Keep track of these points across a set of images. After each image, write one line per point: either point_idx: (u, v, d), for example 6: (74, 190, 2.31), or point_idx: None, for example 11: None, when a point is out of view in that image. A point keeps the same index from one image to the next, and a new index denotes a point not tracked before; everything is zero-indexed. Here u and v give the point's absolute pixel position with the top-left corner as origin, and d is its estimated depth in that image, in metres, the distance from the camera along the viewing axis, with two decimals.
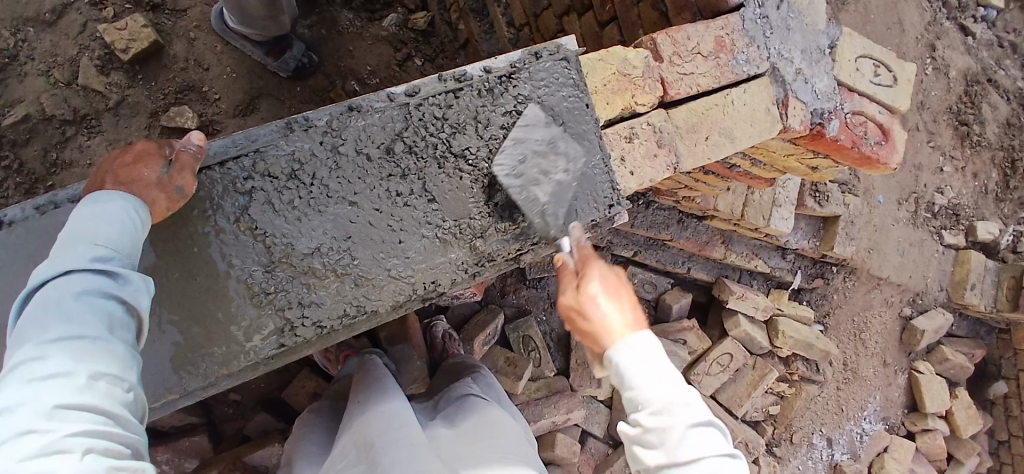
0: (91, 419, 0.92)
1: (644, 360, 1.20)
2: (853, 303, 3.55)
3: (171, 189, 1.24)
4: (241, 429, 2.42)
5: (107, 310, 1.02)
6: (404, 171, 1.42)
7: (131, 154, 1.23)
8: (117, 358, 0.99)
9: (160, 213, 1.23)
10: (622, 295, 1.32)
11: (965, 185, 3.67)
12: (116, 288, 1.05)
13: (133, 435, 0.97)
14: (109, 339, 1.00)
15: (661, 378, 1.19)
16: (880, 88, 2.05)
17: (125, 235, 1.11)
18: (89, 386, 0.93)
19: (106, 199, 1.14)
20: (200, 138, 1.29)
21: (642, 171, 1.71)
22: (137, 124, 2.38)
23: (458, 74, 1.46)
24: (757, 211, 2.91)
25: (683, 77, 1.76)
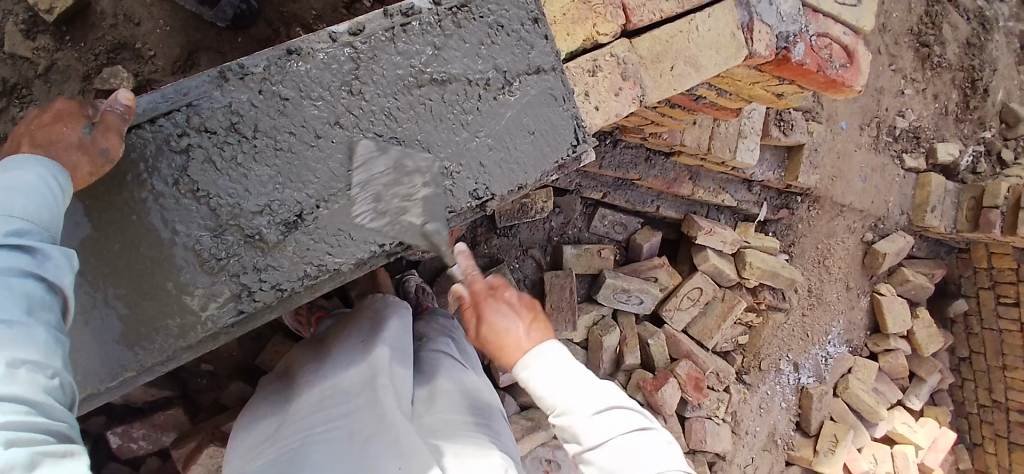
0: (15, 410, 0.86)
1: (552, 367, 1.46)
2: (817, 231, 3.58)
3: (94, 151, 1.13)
4: (218, 398, 2.33)
5: (26, 291, 0.95)
6: (355, 117, 1.32)
7: (51, 114, 1.16)
8: (39, 343, 0.93)
9: (84, 179, 1.14)
10: (534, 316, 1.56)
11: (926, 107, 3.70)
12: (36, 267, 0.98)
13: (58, 422, 0.92)
14: (30, 321, 0.93)
15: (574, 382, 1.45)
16: (845, 8, 2.00)
17: (42, 206, 1.03)
18: (10, 375, 0.87)
19: (20, 166, 1.05)
20: (126, 97, 1.16)
21: (608, 105, 1.64)
22: (69, 90, 2.21)
23: (404, 8, 1.34)
24: (723, 144, 2.88)
25: (645, 3, 1.66)
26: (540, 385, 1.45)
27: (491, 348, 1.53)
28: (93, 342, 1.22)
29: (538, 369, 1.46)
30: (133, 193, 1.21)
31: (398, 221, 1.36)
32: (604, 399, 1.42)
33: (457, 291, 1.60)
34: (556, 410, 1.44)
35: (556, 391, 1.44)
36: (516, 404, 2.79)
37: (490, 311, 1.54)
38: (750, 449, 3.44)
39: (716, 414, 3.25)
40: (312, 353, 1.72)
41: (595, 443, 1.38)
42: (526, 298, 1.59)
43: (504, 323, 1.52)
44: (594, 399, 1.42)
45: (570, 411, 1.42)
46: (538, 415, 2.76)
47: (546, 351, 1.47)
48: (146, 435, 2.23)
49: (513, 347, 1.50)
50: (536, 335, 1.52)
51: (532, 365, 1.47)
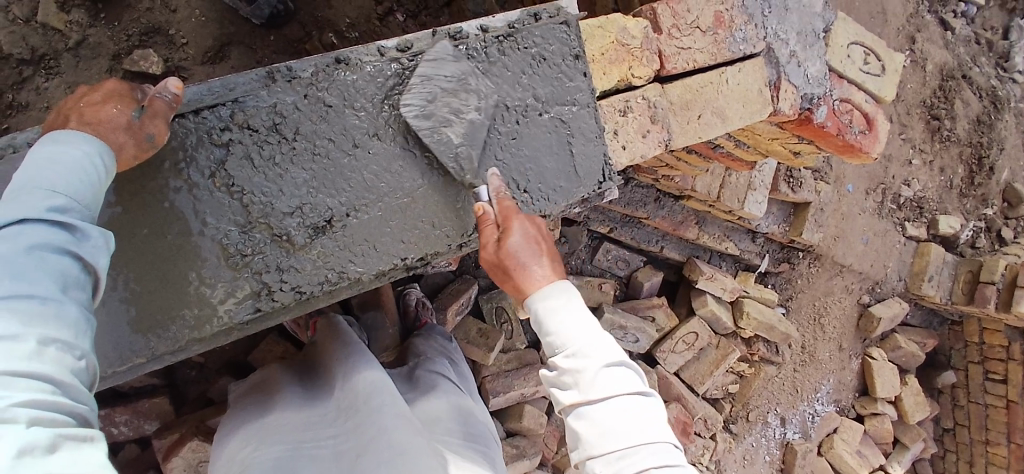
0: (40, 388, 0.85)
1: (571, 308, 1.25)
2: (814, 288, 3.62)
3: (140, 135, 1.14)
4: (205, 392, 2.31)
5: (62, 269, 0.96)
6: (392, 130, 1.35)
7: (100, 93, 1.13)
8: (69, 323, 0.93)
9: (127, 160, 1.14)
10: (549, 253, 1.33)
11: (932, 179, 3.77)
12: (73, 244, 0.98)
13: (79, 406, 0.90)
14: (62, 300, 0.94)
15: (586, 326, 1.24)
16: (869, 77, 2.07)
17: (84, 184, 1.03)
18: (39, 353, 0.87)
19: (66, 141, 1.05)
20: (176, 86, 1.18)
21: (634, 146, 1.68)
22: (98, 67, 2.23)
23: (453, 31, 1.39)
24: (733, 194, 2.93)
25: (680, 51, 1.71)
26: (547, 317, 1.25)
27: (506, 279, 1.30)
28: (106, 324, 1.20)
29: (553, 300, 1.26)
30: (165, 180, 1.22)
31: (423, 237, 1.38)
32: (612, 352, 1.22)
33: (480, 209, 1.35)
34: (558, 345, 1.24)
35: (569, 330, 1.24)
36: (503, 430, 2.78)
37: (511, 237, 1.30)
38: None
39: (699, 460, 3.24)
40: (297, 374, 1.73)
41: (594, 397, 1.17)
42: (540, 231, 1.34)
43: (521, 253, 1.28)
44: (603, 350, 1.21)
45: (580, 356, 1.21)
46: (523, 443, 2.76)
47: (560, 285, 1.27)
48: (129, 421, 2.19)
49: (528, 279, 1.28)
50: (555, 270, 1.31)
51: (544, 301, 1.26)
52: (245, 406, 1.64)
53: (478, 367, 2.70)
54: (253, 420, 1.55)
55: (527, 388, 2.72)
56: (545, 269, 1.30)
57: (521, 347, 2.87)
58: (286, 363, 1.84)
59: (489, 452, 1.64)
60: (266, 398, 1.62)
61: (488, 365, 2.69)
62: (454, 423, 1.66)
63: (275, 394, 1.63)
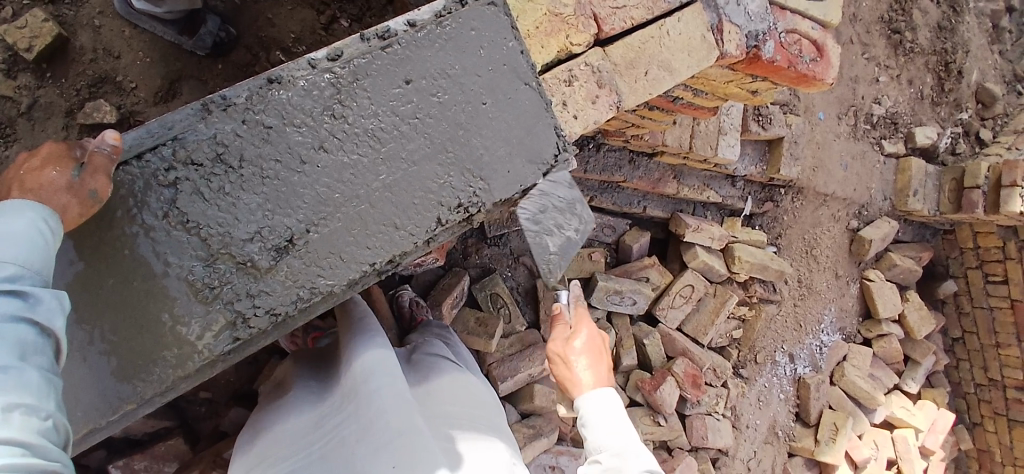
0: (10, 454, 0.88)
1: (616, 418, 1.65)
2: (803, 222, 3.63)
3: (83, 194, 1.15)
4: (218, 426, 2.34)
5: (19, 335, 0.97)
6: (337, 139, 1.34)
7: (38, 158, 1.15)
8: (33, 387, 0.96)
9: (75, 220, 1.15)
10: (602, 359, 1.79)
11: (901, 93, 3.76)
12: (27, 310, 1.00)
13: (52, 462, 0.94)
14: (22, 366, 0.95)
15: (628, 437, 1.62)
16: (813, 4, 2.07)
17: (34, 250, 1.04)
18: (5, 421, 0.89)
19: (10, 211, 1.05)
20: (114, 139, 1.17)
21: (585, 113, 1.68)
22: (53, 125, 2.23)
23: (380, 32, 1.37)
24: (705, 142, 2.94)
25: (616, 11, 1.70)
26: (594, 418, 1.65)
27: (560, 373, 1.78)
28: (88, 378, 1.23)
29: (599, 405, 1.67)
30: (124, 228, 1.23)
31: (387, 238, 1.39)
32: (648, 461, 1.58)
33: (559, 308, 1.90)
34: (601, 448, 1.61)
35: (613, 435, 1.62)
36: (518, 412, 2.82)
37: (575, 341, 1.79)
38: (753, 443, 3.48)
39: (716, 409, 3.28)
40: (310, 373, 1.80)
41: None
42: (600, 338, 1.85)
43: (580, 356, 1.76)
44: (640, 458, 1.57)
45: (620, 457, 1.57)
46: (539, 421, 2.80)
47: (611, 393, 1.69)
48: (148, 466, 2.21)
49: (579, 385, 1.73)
50: (601, 382, 1.73)
51: (593, 405, 1.67)
52: (262, 410, 1.73)
53: (483, 356, 2.74)
54: (271, 422, 1.64)
55: (534, 368, 2.77)
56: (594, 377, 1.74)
57: (522, 329, 2.90)
58: (298, 362, 1.92)
59: (496, 425, 1.70)
60: (279, 401, 1.71)
61: (492, 352, 2.73)
62: (458, 394, 1.71)
63: (289, 396, 1.71)
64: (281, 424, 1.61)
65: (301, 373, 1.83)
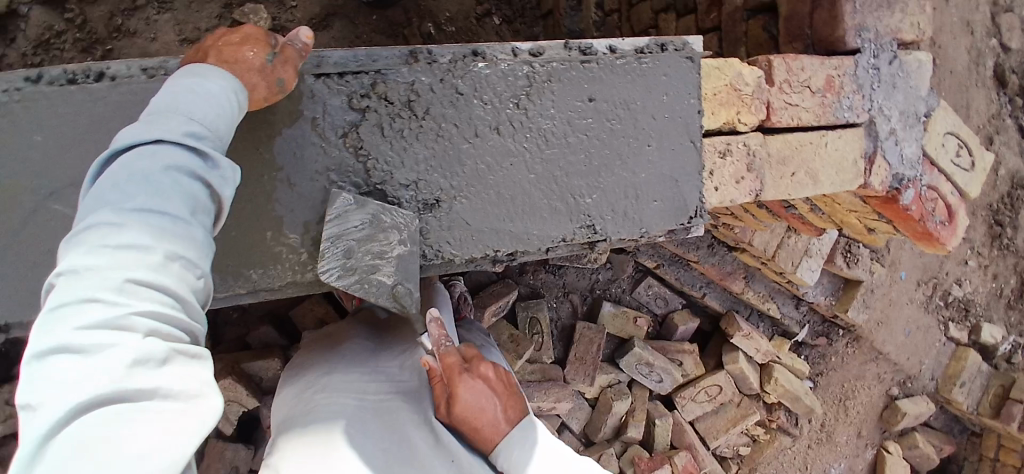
0: (159, 301, 0.91)
1: (542, 442, 1.54)
2: (846, 369, 3.57)
3: (271, 78, 1.18)
4: (244, 336, 2.39)
5: (193, 192, 1.00)
6: (514, 128, 1.39)
7: (238, 33, 1.17)
8: (195, 242, 0.98)
9: (258, 101, 1.19)
10: (509, 398, 1.57)
11: (983, 284, 3.69)
12: (203, 172, 1.03)
13: (192, 320, 0.97)
14: (189, 221, 0.98)
15: (559, 451, 1.53)
16: (959, 170, 2.06)
17: (220, 117, 1.08)
18: (164, 268, 0.92)
19: (206, 76, 1.10)
20: (307, 36, 1.22)
21: (726, 190, 1.69)
22: (208, 12, 2.47)
23: (583, 46, 1.41)
24: (788, 256, 2.92)
25: (788, 107, 1.73)
26: (525, 454, 1.50)
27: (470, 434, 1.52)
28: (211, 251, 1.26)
29: (525, 442, 1.52)
30: (298, 129, 1.27)
31: (520, 232, 1.43)
32: (583, 465, 1.53)
33: (429, 363, 1.53)
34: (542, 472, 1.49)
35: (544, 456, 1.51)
36: None
37: (468, 396, 1.51)
38: None
39: None
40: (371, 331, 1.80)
41: None
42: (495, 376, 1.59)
43: (486, 411, 1.51)
44: (577, 466, 1.51)
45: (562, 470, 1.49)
46: None
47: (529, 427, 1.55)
48: None
49: (493, 431, 1.52)
50: (513, 417, 1.55)
51: (520, 444, 1.51)
52: (317, 349, 1.74)
53: None
54: (326, 369, 1.63)
55: (544, 402, 2.72)
56: (506, 417, 1.54)
57: (546, 361, 2.89)
58: (357, 312, 1.91)
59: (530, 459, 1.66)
60: (337, 349, 1.70)
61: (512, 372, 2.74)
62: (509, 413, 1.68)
63: (349, 347, 1.70)
64: (339, 374, 1.60)
65: (359, 325, 1.82)
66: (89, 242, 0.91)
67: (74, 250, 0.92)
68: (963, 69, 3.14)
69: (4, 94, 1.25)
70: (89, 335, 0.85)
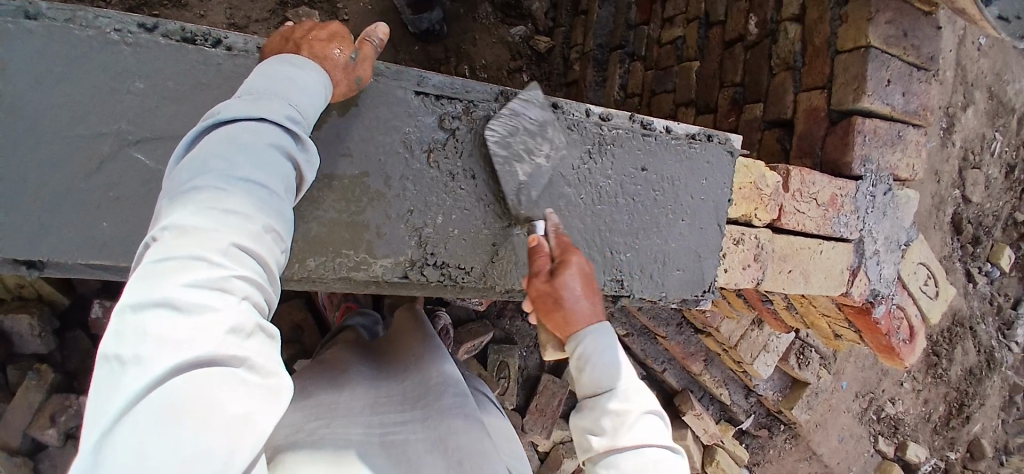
0: (255, 271, 0.83)
1: (612, 360, 1.26)
2: (781, 463, 3.76)
3: (353, 77, 1.21)
4: None
5: (287, 172, 0.96)
6: (577, 179, 1.55)
7: (326, 31, 1.18)
8: (285, 222, 0.92)
9: (336, 96, 1.21)
10: (592, 291, 1.35)
11: (914, 406, 3.99)
12: (295, 155, 0.98)
13: (273, 302, 0.88)
14: (283, 200, 0.93)
15: (627, 380, 1.24)
16: (925, 297, 2.32)
17: (311, 107, 1.05)
18: (261, 237, 0.85)
19: (298, 66, 1.08)
20: (383, 36, 1.29)
21: (733, 273, 1.87)
22: (263, 5, 2.56)
23: (646, 122, 1.61)
24: (748, 348, 3.12)
25: (796, 213, 1.94)
26: (590, 361, 1.26)
27: (549, 315, 1.32)
28: None
29: (594, 347, 1.27)
30: (391, 136, 1.37)
31: None
32: (648, 404, 1.21)
33: (539, 240, 1.42)
34: (598, 390, 1.23)
35: (608, 375, 1.24)
36: None
37: (563, 274, 1.32)
38: None
39: None
40: (364, 357, 1.83)
41: (630, 440, 1.13)
42: (590, 270, 1.36)
43: (570, 292, 1.30)
44: (641, 400, 1.21)
45: (620, 398, 1.20)
46: None
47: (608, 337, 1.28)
48: None
49: (570, 320, 1.30)
50: (595, 310, 1.33)
51: (591, 350, 1.27)
52: (310, 373, 1.65)
53: None
54: (324, 382, 1.59)
55: None
56: (586, 306, 1.32)
57: (508, 407, 2.92)
58: (345, 343, 1.94)
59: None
60: (335, 366, 1.69)
61: None
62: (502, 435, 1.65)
63: (346, 365, 1.69)
64: (338, 387, 1.56)
65: (352, 351, 1.84)
66: (189, 203, 0.83)
67: (171, 208, 0.83)
68: (925, 211, 3.52)
69: (116, 35, 1.25)
70: (192, 292, 0.75)
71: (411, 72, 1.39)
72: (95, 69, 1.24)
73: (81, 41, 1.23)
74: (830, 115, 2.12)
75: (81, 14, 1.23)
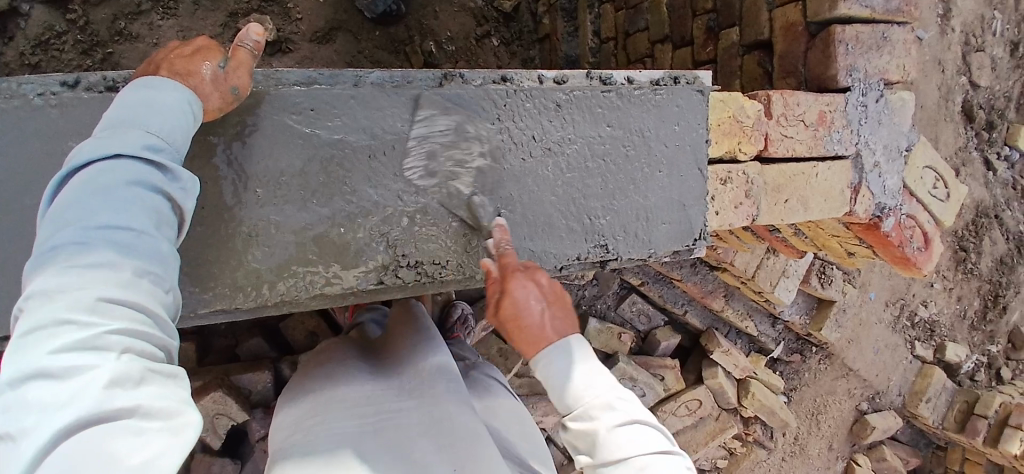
0: (132, 318, 0.85)
1: (585, 366, 1.21)
2: (820, 384, 3.71)
3: (225, 87, 1.13)
4: (232, 348, 2.38)
5: (155, 203, 0.95)
6: (543, 146, 1.48)
7: (190, 46, 1.13)
8: (163, 257, 0.94)
9: (210, 112, 1.14)
10: (556, 307, 1.27)
11: (948, 305, 3.89)
12: (164, 182, 0.98)
13: (169, 342, 0.92)
14: (156, 234, 0.94)
15: (607, 385, 1.20)
16: (935, 200, 2.22)
17: (177, 128, 1.03)
18: (134, 285, 0.87)
19: (157, 87, 1.05)
20: (258, 34, 1.18)
21: (726, 214, 1.78)
22: (213, 18, 2.47)
23: (604, 76, 1.55)
24: (767, 276, 3.04)
25: (784, 138, 1.84)
26: (568, 376, 1.20)
27: (509, 336, 1.27)
28: (250, 261, 1.27)
29: (566, 362, 1.21)
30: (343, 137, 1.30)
31: (542, 247, 1.51)
32: (635, 410, 1.18)
33: (487, 264, 1.32)
34: (575, 407, 1.20)
35: (587, 389, 1.19)
36: None
37: (509, 292, 1.25)
38: None
39: None
40: (363, 349, 1.81)
41: (615, 459, 1.13)
42: (557, 290, 1.28)
43: (523, 311, 1.24)
44: (626, 408, 1.18)
45: (596, 415, 1.17)
46: None
47: (564, 347, 1.22)
48: None
49: (530, 341, 1.24)
50: (556, 327, 1.25)
51: (559, 365, 1.21)
52: (309, 373, 1.67)
53: None
54: (321, 380, 1.59)
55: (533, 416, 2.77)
56: (547, 321, 1.25)
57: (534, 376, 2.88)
58: (351, 338, 1.91)
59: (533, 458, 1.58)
60: (332, 362, 1.68)
61: None
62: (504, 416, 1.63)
63: (343, 361, 1.69)
64: (334, 382, 1.56)
65: (352, 345, 1.83)
66: (51, 267, 0.85)
67: (36, 275, 0.86)
68: (932, 105, 3.37)
69: (40, 99, 1.17)
70: (63, 358, 0.78)
71: (346, 73, 1.33)
72: (30, 138, 1.18)
73: (9, 111, 1.16)
74: (808, 29, 1.98)
75: (3, 84, 1.16)
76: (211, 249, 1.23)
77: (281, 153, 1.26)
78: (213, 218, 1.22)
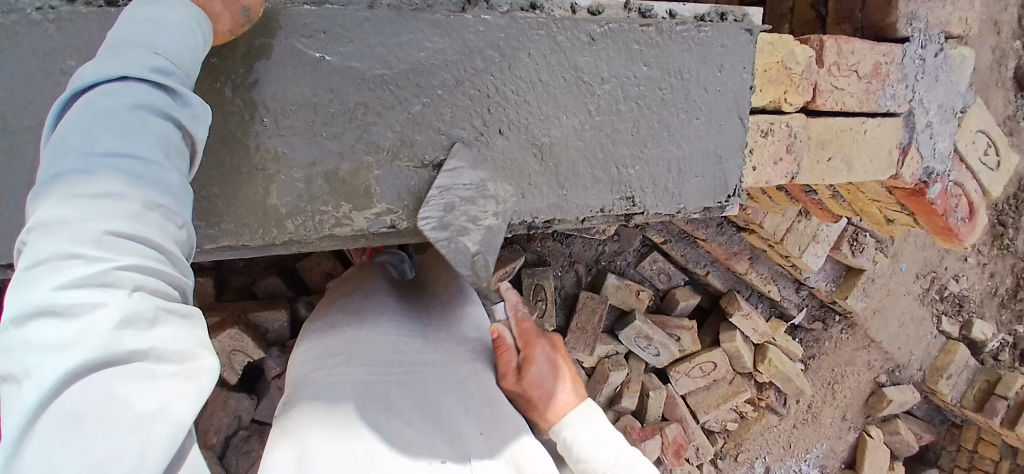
0: (141, 253, 0.79)
1: (592, 431, 1.48)
2: (839, 354, 3.64)
3: (236, 8, 1.03)
4: (248, 285, 2.35)
5: (165, 132, 0.87)
6: (573, 84, 1.37)
7: None
8: (173, 187, 0.86)
9: (221, 35, 1.05)
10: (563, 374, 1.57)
11: (979, 281, 3.76)
12: (174, 109, 0.89)
13: (184, 279, 0.86)
14: (166, 164, 0.86)
15: (609, 450, 1.45)
16: (985, 169, 2.09)
17: (187, 52, 0.94)
18: (143, 217, 0.80)
19: (164, 6, 0.95)
20: None
21: (763, 170, 1.67)
22: None
23: (643, 8, 1.43)
24: (796, 241, 2.92)
25: (834, 90, 1.71)
26: (581, 444, 1.46)
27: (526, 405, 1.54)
28: (259, 197, 1.20)
29: (581, 432, 1.48)
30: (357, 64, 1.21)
31: (564, 194, 1.43)
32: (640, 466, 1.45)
33: (499, 331, 1.58)
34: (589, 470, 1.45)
35: (597, 454, 1.45)
36: None
37: (532, 367, 1.53)
38: None
39: None
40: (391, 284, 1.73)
41: None
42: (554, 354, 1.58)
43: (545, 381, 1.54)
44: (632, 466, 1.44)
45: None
46: None
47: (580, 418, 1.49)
48: None
49: (547, 407, 1.52)
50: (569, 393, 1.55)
51: (573, 431, 1.48)
52: (337, 302, 1.60)
53: None
54: (348, 314, 1.52)
55: None
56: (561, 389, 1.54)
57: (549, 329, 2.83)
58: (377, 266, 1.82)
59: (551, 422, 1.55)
60: (360, 294, 1.61)
61: None
62: None
63: (372, 295, 1.61)
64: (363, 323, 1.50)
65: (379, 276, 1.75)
66: (57, 196, 0.79)
67: (39, 204, 0.79)
68: (984, 70, 3.17)
69: (37, 13, 1.09)
70: (67, 295, 0.73)
71: None
72: (29, 56, 1.10)
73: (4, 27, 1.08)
74: None
75: None
76: (219, 181, 1.16)
77: (290, 79, 1.17)
78: (220, 147, 1.15)
